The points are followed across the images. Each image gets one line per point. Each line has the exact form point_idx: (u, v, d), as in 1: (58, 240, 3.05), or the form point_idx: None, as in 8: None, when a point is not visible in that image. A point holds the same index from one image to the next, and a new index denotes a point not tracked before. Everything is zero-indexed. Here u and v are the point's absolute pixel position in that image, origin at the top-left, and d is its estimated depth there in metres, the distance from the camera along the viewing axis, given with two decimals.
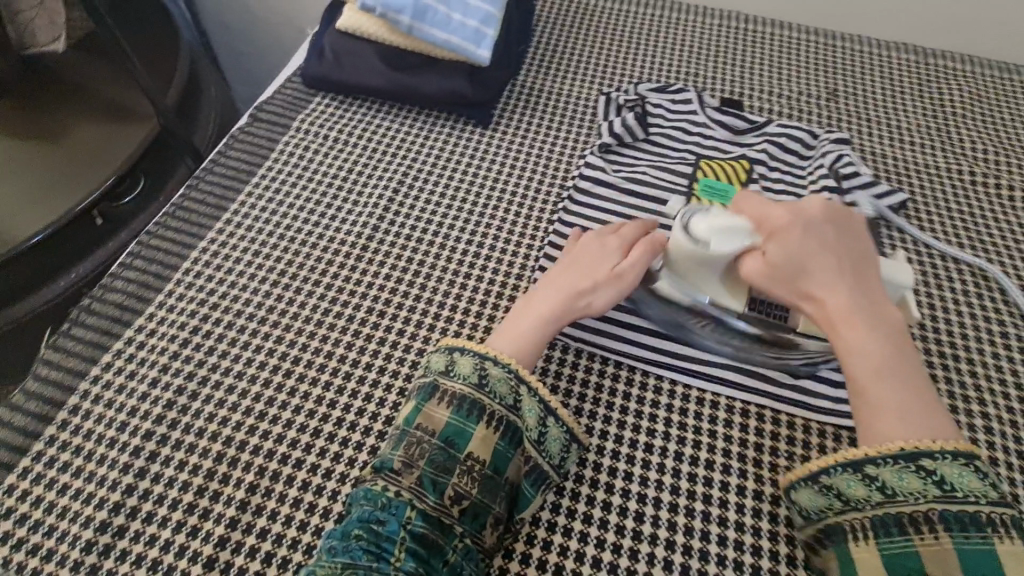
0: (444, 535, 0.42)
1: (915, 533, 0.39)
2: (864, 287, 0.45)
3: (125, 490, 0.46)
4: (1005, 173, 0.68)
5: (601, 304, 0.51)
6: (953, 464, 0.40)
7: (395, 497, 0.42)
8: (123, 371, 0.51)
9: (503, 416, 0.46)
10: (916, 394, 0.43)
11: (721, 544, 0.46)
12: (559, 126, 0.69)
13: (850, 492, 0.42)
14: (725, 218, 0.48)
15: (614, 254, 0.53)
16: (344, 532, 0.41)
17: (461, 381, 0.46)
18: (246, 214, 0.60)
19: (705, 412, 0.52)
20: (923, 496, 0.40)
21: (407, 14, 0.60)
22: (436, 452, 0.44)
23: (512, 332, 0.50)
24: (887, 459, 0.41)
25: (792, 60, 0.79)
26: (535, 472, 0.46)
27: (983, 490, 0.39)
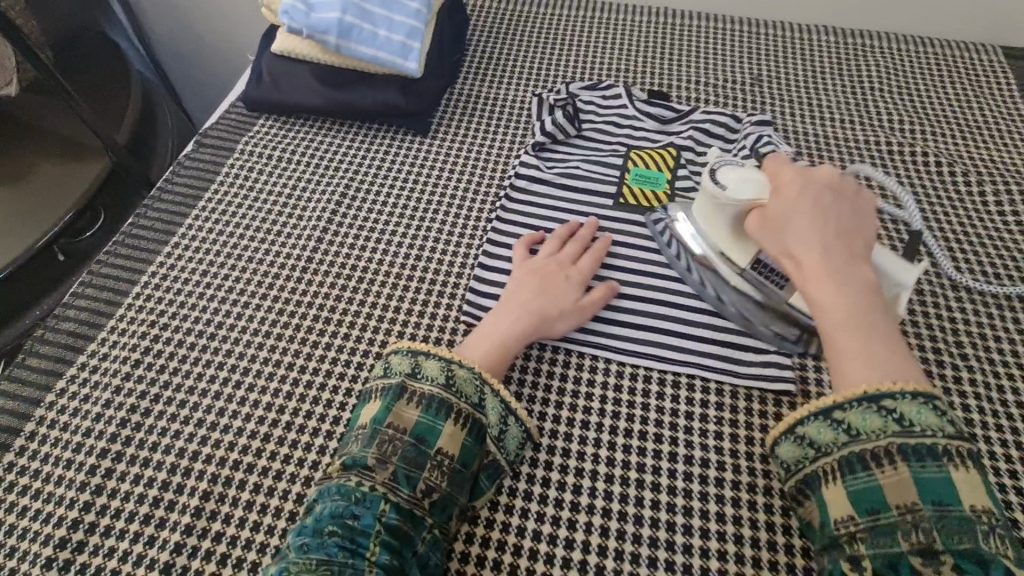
0: (415, 526, 0.43)
1: (876, 468, 0.41)
2: (840, 250, 0.47)
3: (83, 507, 0.47)
4: (920, 141, 0.72)
5: (563, 329, 0.55)
6: (913, 403, 0.41)
7: (370, 491, 0.43)
8: (77, 396, 0.52)
9: (470, 414, 0.47)
10: (883, 343, 0.44)
11: (655, 508, 0.48)
12: (495, 129, 0.72)
13: (821, 439, 0.44)
14: (747, 173, 0.52)
15: (576, 287, 0.56)
16: (316, 528, 0.41)
17: (430, 382, 0.48)
18: (193, 236, 0.62)
19: (640, 387, 0.55)
20: (884, 433, 0.41)
21: (333, 34, 0.63)
22: (408, 448, 0.45)
23: (482, 344, 0.52)
24: (851, 403, 0.43)
25: (718, 49, 0.82)
26: (494, 466, 0.48)
27: (940, 425, 0.40)
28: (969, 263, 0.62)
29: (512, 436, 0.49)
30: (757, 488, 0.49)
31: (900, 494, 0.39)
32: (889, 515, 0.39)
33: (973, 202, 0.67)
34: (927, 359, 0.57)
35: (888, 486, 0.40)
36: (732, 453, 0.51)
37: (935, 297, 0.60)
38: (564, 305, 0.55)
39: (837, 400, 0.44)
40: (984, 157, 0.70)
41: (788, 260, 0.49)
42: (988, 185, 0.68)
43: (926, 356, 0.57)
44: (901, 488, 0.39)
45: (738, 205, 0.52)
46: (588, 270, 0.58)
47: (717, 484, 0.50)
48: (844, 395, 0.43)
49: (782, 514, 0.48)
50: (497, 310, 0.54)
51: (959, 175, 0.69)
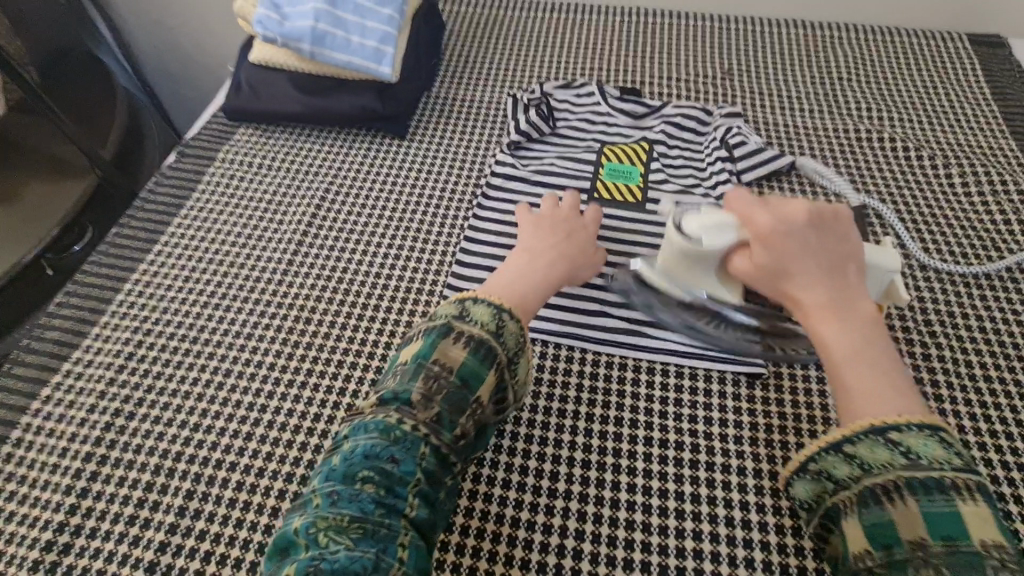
0: (444, 471, 0.42)
1: (888, 501, 0.38)
2: (838, 284, 0.45)
3: (68, 510, 0.48)
4: (887, 127, 0.73)
5: (581, 277, 0.56)
6: (919, 435, 0.39)
7: (409, 430, 0.42)
8: (63, 402, 0.53)
9: (509, 366, 0.46)
10: (887, 377, 0.42)
11: (631, 491, 0.49)
12: (472, 130, 0.74)
13: (837, 472, 0.41)
14: (715, 216, 0.50)
15: (591, 238, 0.58)
16: (347, 473, 0.40)
17: (478, 326, 0.46)
18: (175, 243, 0.63)
19: (615, 373, 0.56)
20: (892, 467, 0.38)
21: (307, 42, 0.64)
22: (453, 391, 0.44)
23: (512, 290, 0.51)
24: (862, 436, 0.40)
25: (690, 46, 0.84)
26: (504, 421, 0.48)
27: (948, 457, 0.38)
28: (937, 244, 0.64)
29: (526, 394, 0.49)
30: (731, 468, 0.51)
31: (911, 528, 0.37)
32: (903, 550, 0.36)
33: (940, 184, 0.68)
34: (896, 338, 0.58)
35: (901, 521, 0.37)
36: (705, 435, 0.52)
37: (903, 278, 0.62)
38: (582, 255, 0.56)
39: (844, 435, 0.41)
40: (951, 140, 0.72)
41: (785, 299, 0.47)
42: (955, 167, 0.69)
43: (896, 334, 0.58)
44: (912, 523, 0.37)
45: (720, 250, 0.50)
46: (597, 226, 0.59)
47: (691, 466, 0.51)
48: (852, 429, 0.40)
49: (755, 493, 0.49)
50: (524, 256, 0.54)
51: (926, 159, 0.70)
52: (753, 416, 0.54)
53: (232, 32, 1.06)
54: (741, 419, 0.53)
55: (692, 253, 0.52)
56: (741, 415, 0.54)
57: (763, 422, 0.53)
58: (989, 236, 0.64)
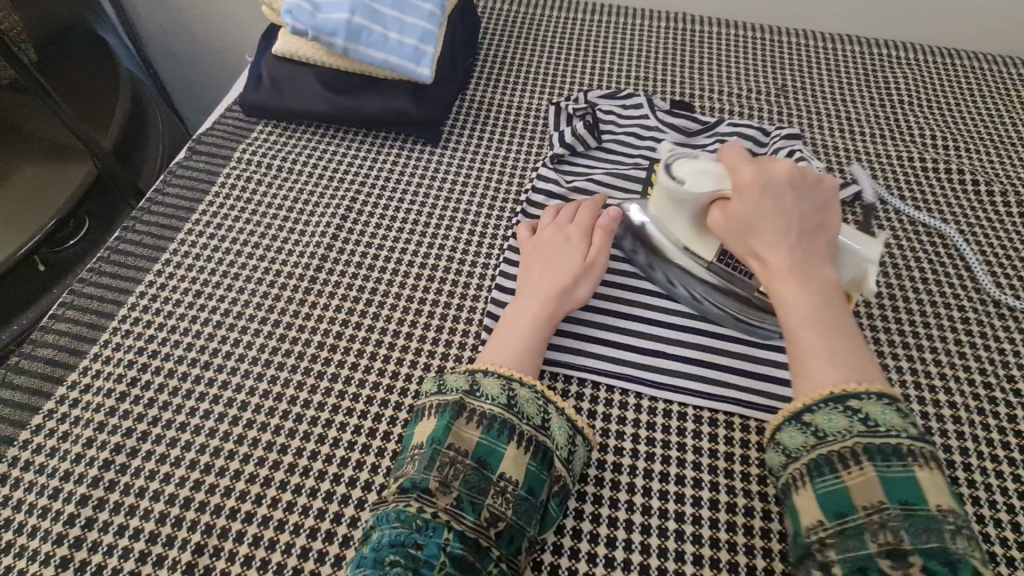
0: (481, 558, 0.39)
1: (843, 469, 0.38)
2: (807, 250, 0.44)
3: (60, 562, 0.42)
4: (954, 157, 0.69)
5: (585, 292, 0.52)
6: (876, 403, 0.39)
7: (431, 518, 0.40)
8: (56, 433, 0.47)
9: (533, 437, 0.44)
10: (846, 343, 0.41)
11: (697, 563, 0.44)
12: (511, 140, 0.68)
13: (791, 444, 0.41)
14: (704, 162, 0.49)
15: (579, 247, 0.54)
16: (376, 558, 0.38)
17: (489, 401, 0.44)
18: (185, 254, 0.57)
19: (673, 424, 0.50)
20: (850, 433, 0.38)
21: (340, 36, 0.58)
22: (471, 473, 0.42)
23: (506, 340, 0.49)
24: (819, 404, 0.40)
25: (741, 57, 0.78)
26: (563, 492, 0.44)
27: (905, 425, 0.38)
28: (1014, 288, 0.59)
29: (578, 457, 0.46)
30: None
31: (864, 494, 0.36)
32: (857, 516, 0.36)
33: (1014, 222, 0.63)
34: (977, 394, 0.53)
35: (855, 488, 0.37)
36: (777, 500, 0.47)
37: (983, 325, 0.57)
38: (574, 271, 0.52)
39: (806, 402, 0.40)
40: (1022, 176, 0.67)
41: (754, 259, 0.46)
42: None
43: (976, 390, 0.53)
44: (869, 488, 0.36)
45: (701, 200, 0.49)
46: (583, 225, 0.56)
47: (763, 536, 0.45)
48: (811, 396, 0.40)
49: None
50: (512, 305, 0.52)
51: (997, 194, 0.66)
52: None
53: (246, 17, 0.99)
54: None
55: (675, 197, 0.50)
56: None
57: None
58: None
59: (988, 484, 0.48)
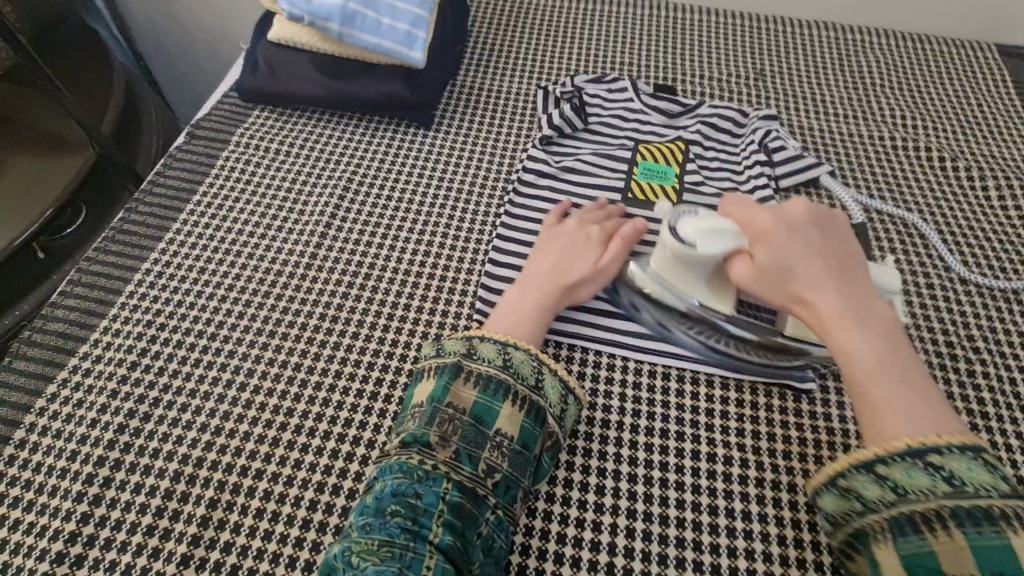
0: (478, 505, 0.42)
1: (929, 532, 0.37)
2: (848, 286, 0.46)
3: (80, 518, 0.44)
4: (921, 136, 0.73)
5: (588, 292, 0.54)
6: (961, 458, 0.39)
7: (431, 469, 0.43)
8: (70, 401, 0.49)
9: (526, 396, 0.47)
10: (911, 383, 0.42)
11: (680, 508, 0.47)
12: (501, 123, 0.71)
13: (867, 494, 0.41)
14: (713, 219, 0.49)
15: (595, 247, 0.55)
16: (379, 507, 0.41)
17: (486, 363, 0.47)
18: (189, 232, 0.60)
19: (658, 384, 0.54)
20: (932, 493, 0.38)
21: (336, 21, 0.60)
22: (468, 429, 0.45)
23: (513, 314, 0.51)
24: (896, 457, 0.40)
25: (721, 43, 0.81)
26: (555, 447, 0.47)
27: (993, 482, 0.38)
28: (974, 256, 0.63)
29: (569, 415, 0.48)
30: (781, 484, 0.49)
31: (956, 564, 0.36)
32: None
33: (976, 195, 0.67)
34: (939, 353, 0.57)
35: (943, 555, 0.36)
36: (754, 450, 0.50)
37: (945, 290, 0.61)
38: (583, 266, 0.54)
39: (876, 454, 0.41)
40: (985, 152, 0.71)
41: (799, 303, 0.46)
42: (990, 179, 0.69)
43: (937, 348, 0.57)
44: (957, 557, 0.36)
45: (713, 258, 0.49)
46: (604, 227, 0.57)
47: (741, 481, 0.49)
48: (885, 450, 0.40)
49: (807, 511, 0.47)
50: (520, 283, 0.53)
51: (962, 169, 0.69)
52: (800, 431, 0.51)
53: (238, 8, 1.01)
54: (791, 433, 0.51)
55: (687, 258, 0.50)
56: (790, 429, 0.51)
57: (813, 437, 0.51)
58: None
59: None
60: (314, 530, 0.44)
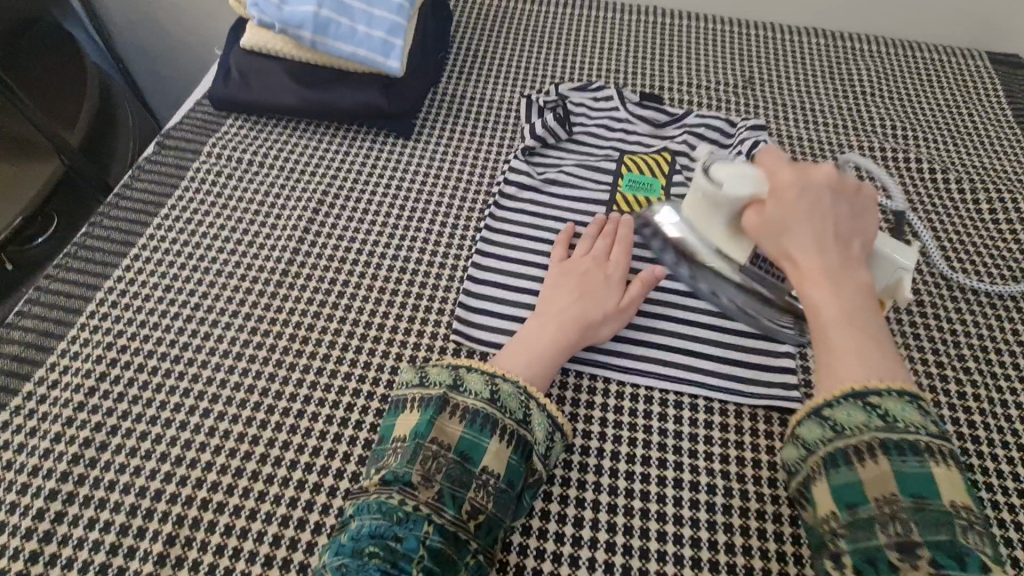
0: (459, 550, 0.40)
1: (857, 461, 0.38)
2: (841, 254, 0.44)
3: (29, 556, 0.42)
4: (912, 146, 0.71)
5: (607, 333, 0.52)
6: (898, 400, 0.39)
7: (412, 511, 0.41)
8: (23, 429, 0.47)
9: (515, 430, 0.45)
10: (877, 352, 0.41)
11: (661, 540, 0.46)
12: (483, 133, 0.69)
13: (810, 438, 0.41)
14: (744, 166, 0.47)
15: (615, 287, 0.54)
16: (355, 548, 0.40)
17: (473, 396, 0.45)
18: (155, 247, 0.57)
19: (641, 407, 0.52)
20: (868, 428, 0.39)
21: (308, 29, 0.58)
22: (453, 467, 0.43)
23: (525, 354, 0.49)
24: (840, 399, 0.40)
25: (710, 50, 0.80)
26: (539, 484, 0.45)
27: (924, 423, 0.39)
28: (966, 272, 0.62)
29: (555, 450, 0.47)
30: (766, 514, 0.47)
31: (880, 488, 0.37)
32: (868, 507, 0.37)
33: (967, 209, 0.66)
34: (930, 372, 0.55)
35: (869, 481, 0.37)
36: (738, 477, 0.49)
37: (936, 307, 0.59)
38: (603, 306, 0.52)
39: (826, 397, 0.41)
40: (977, 164, 0.70)
41: (784, 258, 0.45)
42: (982, 192, 0.67)
43: (928, 368, 0.56)
44: (882, 482, 0.37)
45: (736, 203, 0.47)
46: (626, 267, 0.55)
47: (724, 511, 0.47)
48: (831, 391, 0.40)
49: (792, 542, 0.46)
50: (538, 320, 0.52)
51: (953, 182, 0.68)
52: None
53: (217, 10, 0.98)
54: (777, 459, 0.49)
55: (712, 199, 0.49)
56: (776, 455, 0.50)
57: None
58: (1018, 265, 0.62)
59: None
60: (278, 567, 0.42)
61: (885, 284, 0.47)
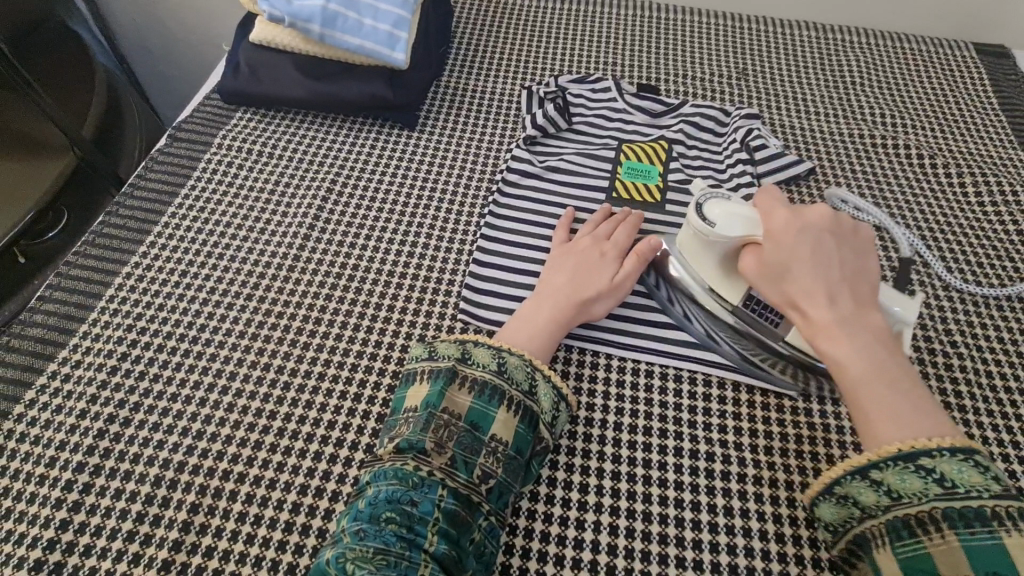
0: (472, 513, 0.42)
1: (923, 533, 0.38)
2: (854, 298, 0.43)
3: (60, 525, 0.44)
4: (901, 134, 0.73)
5: (602, 309, 0.54)
6: (952, 460, 0.38)
7: (426, 476, 0.43)
8: (49, 407, 0.49)
9: (521, 401, 0.47)
10: (913, 399, 0.40)
11: (663, 504, 0.48)
12: (485, 123, 0.71)
13: (864, 499, 0.41)
14: (737, 206, 0.48)
15: (611, 264, 0.55)
16: (373, 514, 0.42)
17: (481, 368, 0.47)
18: (171, 234, 0.59)
19: (642, 381, 0.54)
20: (925, 495, 0.39)
21: (317, 23, 0.60)
22: (464, 435, 0.45)
23: (527, 330, 0.51)
24: (886, 462, 0.40)
25: (704, 43, 0.82)
26: (545, 452, 0.48)
27: (986, 483, 0.38)
28: (952, 253, 0.64)
29: (561, 420, 0.49)
30: (763, 480, 0.49)
31: (949, 563, 0.37)
32: None
33: (954, 192, 0.69)
34: (917, 348, 0.58)
35: (938, 556, 0.37)
36: (736, 446, 0.51)
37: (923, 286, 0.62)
38: (599, 283, 0.54)
39: (870, 460, 0.41)
40: (963, 150, 0.72)
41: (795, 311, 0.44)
42: (968, 176, 0.70)
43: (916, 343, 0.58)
44: (952, 558, 0.37)
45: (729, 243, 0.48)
46: (625, 245, 0.57)
47: (723, 477, 0.49)
48: (877, 456, 0.40)
49: (788, 505, 0.48)
50: (537, 299, 0.54)
51: (941, 167, 0.70)
52: (781, 427, 0.52)
53: (221, 9, 1.00)
54: (772, 429, 0.52)
55: (704, 239, 0.50)
56: (771, 425, 0.52)
57: (793, 432, 0.51)
58: (1002, 245, 0.65)
59: None
60: (297, 533, 0.44)
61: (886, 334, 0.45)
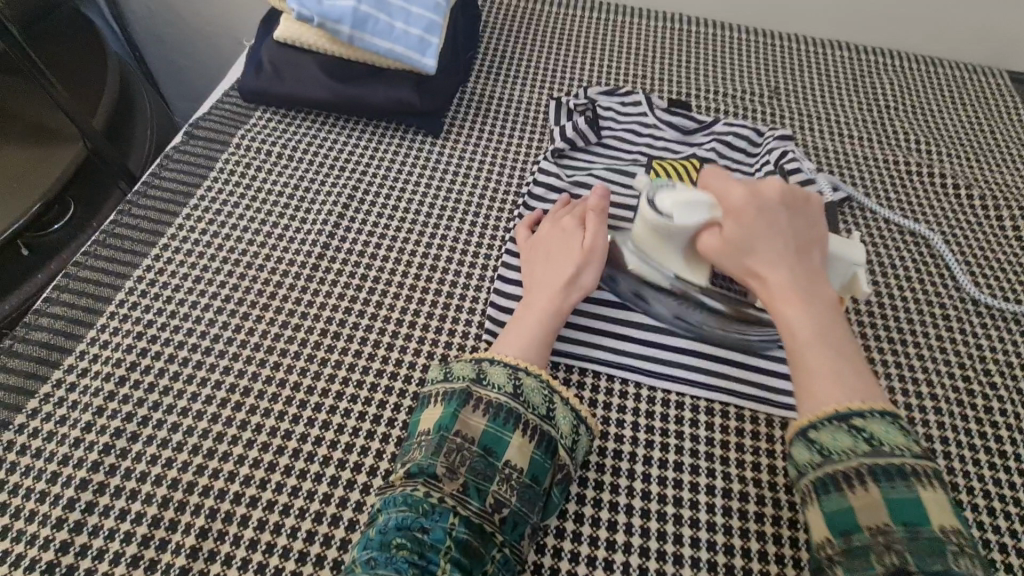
0: (486, 544, 0.40)
1: (847, 487, 0.37)
2: (801, 266, 0.44)
3: (60, 546, 0.42)
4: (936, 162, 0.72)
5: (590, 279, 0.52)
6: (881, 422, 0.38)
7: (437, 503, 0.41)
8: (52, 418, 0.47)
9: (538, 425, 0.45)
10: (847, 361, 0.41)
11: (694, 546, 0.46)
12: (511, 133, 0.69)
13: (799, 459, 0.40)
14: (688, 193, 0.48)
15: (577, 233, 0.54)
16: (382, 541, 0.39)
17: (496, 390, 0.45)
18: (184, 237, 0.57)
19: (670, 412, 0.52)
20: (855, 453, 0.38)
21: (346, 24, 0.58)
22: (477, 460, 0.43)
23: (518, 337, 0.49)
24: (824, 422, 0.39)
25: (735, 58, 0.80)
26: (566, 480, 0.45)
27: (908, 445, 0.38)
28: (990, 288, 0.62)
29: (581, 446, 0.46)
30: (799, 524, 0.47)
31: (870, 514, 0.36)
32: (862, 536, 0.36)
33: (992, 225, 0.66)
34: (956, 387, 0.55)
35: (861, 507, 0.36)
36: (770, 486, 0.49)
37: (962, 322, 0.59)
38: (574, 259, 0.52)
39: (809, 421, 0.40)
40: (1000, 181, 0.70)
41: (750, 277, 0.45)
42: (1004, 208, 0.68)
43: (955, 383, 0.56)
44: (873, 509, 0.36)
45: (690, 230, 0.48)
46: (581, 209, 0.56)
47: (757, 519, 0.47)
48: (815, 415, 0.40)
49: None
50: (520, 302, 0.52)
51: (976, 198, 0.69)
52: None
53: (240, 3, 0.98)
54: None
55: (663, 231, 0.49)
56: None
57: None
58: None
59: (968, 472, 0.51)
60: (312, 564, 0.42)
61: (841, 282, 0.49)
